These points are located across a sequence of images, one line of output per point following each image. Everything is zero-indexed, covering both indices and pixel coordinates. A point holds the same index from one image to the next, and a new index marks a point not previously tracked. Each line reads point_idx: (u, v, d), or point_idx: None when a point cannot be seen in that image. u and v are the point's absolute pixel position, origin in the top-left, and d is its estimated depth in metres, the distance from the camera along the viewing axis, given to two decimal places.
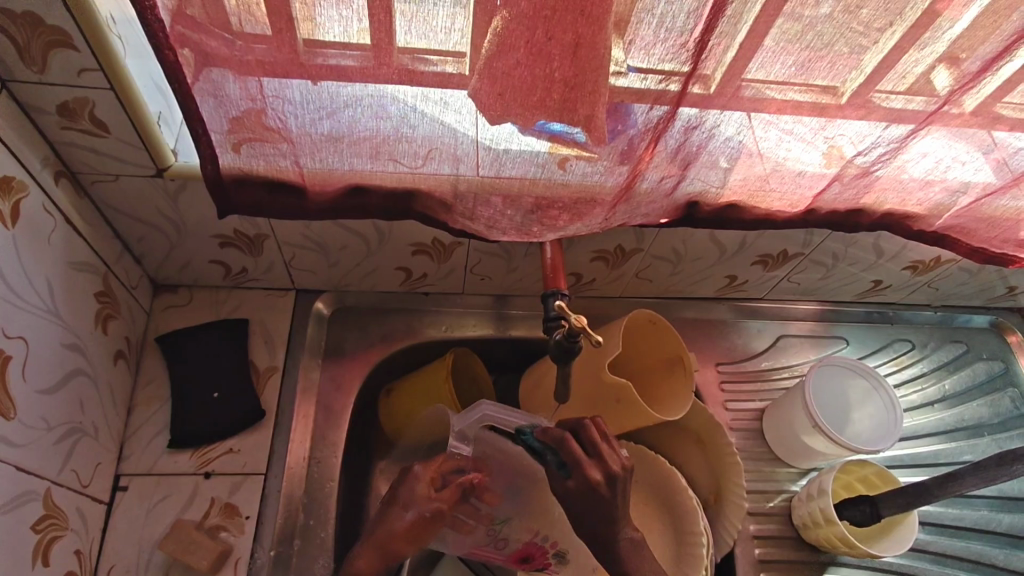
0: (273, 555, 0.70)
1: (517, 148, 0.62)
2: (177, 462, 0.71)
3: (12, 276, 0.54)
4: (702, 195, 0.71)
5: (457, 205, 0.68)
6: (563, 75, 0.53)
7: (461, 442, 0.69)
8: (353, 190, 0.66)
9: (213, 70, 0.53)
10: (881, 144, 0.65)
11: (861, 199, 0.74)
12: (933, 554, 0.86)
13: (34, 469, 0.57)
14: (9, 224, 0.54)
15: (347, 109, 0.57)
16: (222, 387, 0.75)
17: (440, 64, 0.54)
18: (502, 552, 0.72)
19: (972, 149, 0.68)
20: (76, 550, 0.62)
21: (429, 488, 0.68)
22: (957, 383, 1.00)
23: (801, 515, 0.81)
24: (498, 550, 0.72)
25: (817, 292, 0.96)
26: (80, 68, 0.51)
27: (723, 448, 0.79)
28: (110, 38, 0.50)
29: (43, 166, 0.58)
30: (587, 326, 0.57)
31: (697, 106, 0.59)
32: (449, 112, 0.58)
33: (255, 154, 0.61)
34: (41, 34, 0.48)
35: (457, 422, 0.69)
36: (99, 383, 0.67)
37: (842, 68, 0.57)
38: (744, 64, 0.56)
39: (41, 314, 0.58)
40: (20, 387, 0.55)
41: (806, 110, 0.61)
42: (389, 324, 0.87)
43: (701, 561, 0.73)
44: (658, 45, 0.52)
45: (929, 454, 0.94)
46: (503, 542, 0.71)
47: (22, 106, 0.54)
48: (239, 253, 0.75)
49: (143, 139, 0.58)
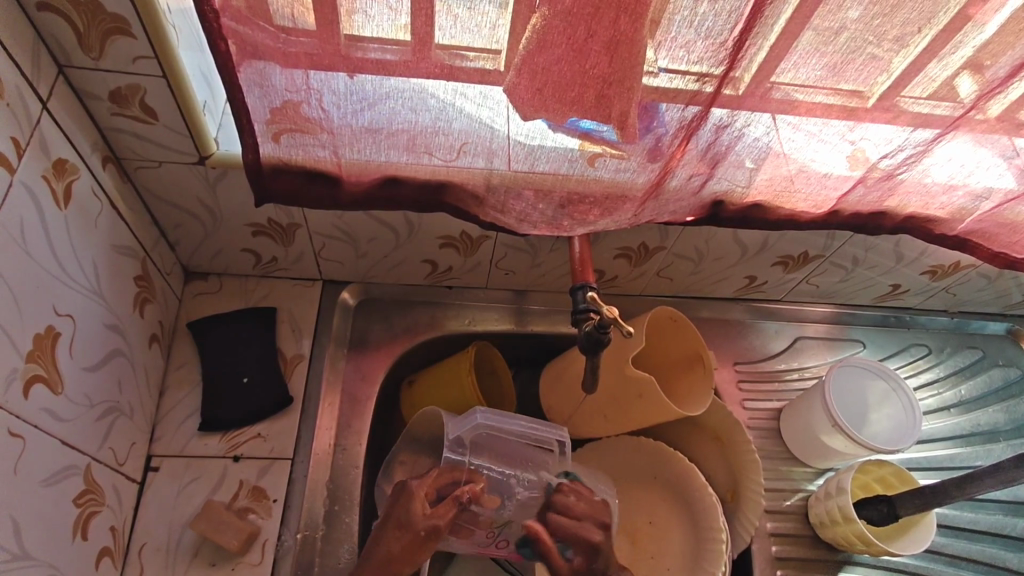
0: (300, 538, 0.71)
1: (550, 145, 0.63)
2: (206, 445, 0.73)
3: (63, 256, 0.56)
4: (728, 194, 0.72)
5: (489, 198, 0.69)
6: (601, 72, 0.54)
7: (457, 449, 0.70)
8: (387, 181, 0.67)
9: (262, 61, 0.55)
10: (906, 148, 0.66)
11: (884, 202, 0.75)
12: (947, 557, 0.87)
13: (77, 445, 0.58)
14: (62, 205, 0.55)
15: (387, 102, 0.59)
16: (251, 372, 0.77)
17: (478, 60, 0.55)
18: (506, 550, 0.71)
19: (995, 155, 0.69)
20: (111, 526, 0.64)
21: (424, 505, 0.66)
22: (973, 388, 1.01)
23: (819, 514, 0.82)
24: (500, 547, 0.70)
25: (835, 295, 0.97)
26: (135, 56, 0.53)
27: (742, 446, 0.80)
28: (166, 27, 0.52)
29: (92, 151, 0.59)
30: (618, 316, 0.59)
31: (728, 107, 0.60)
32: (485, 107, 0.59)
33: (294, 144, 0.63)
34: (100, 22, 0.50)
35: (452, 428, 0.70)
36: (136, 365, 0.68)
37: (871, 72, 0.58)
38: (775, 65, 0.57)
39: (87, 295, 0.59)
40: (68, 363, 0.57)
41: (834, 113, 0.62)
42: (413, 317, 0.88)
43: (720, 556, 0.74)
44: (697, 44, 0.54)
45: (944, 457, 0.95)
46: (504, 542, 0.70)
47: (76, 92, 0.56)
48: (271, 243, 0.77)
49: (189, 127, 0.60)
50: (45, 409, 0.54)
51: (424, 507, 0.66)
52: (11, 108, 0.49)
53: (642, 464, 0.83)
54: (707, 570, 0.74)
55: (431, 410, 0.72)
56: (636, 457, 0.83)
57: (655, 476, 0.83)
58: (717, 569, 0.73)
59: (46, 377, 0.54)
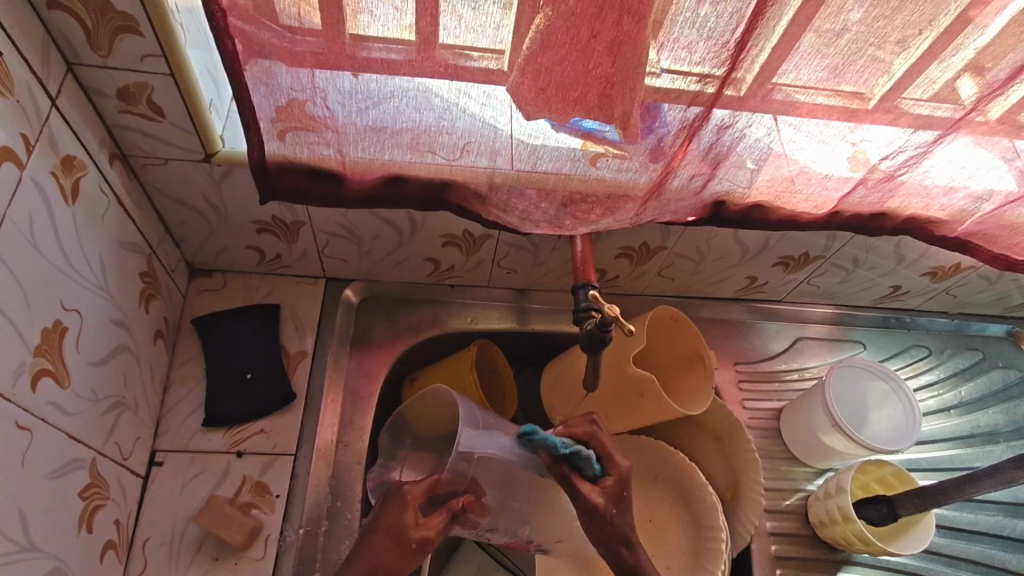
0: (302, 533, 0.72)
1: (553, 144, 0.64)
2: (210, 441, 0.74)
3: (71, 251, 0.56)
4: (729, 195, 0.73)
5: (492, 197, 0.70)
6: (604, 72, 0.55)
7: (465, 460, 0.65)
8: (390, 180, 0.68)
9: (269, 60, 0.56)
10: (907, 149, 0.67)
11: (885, 203, 0.76)
12: (946, 557, 0.87)
13: (83, 439, 0.59)
14: (70, 201, 0.56)
15: (391, 101, 0.59)
16: (255, 369, 0.77)
17: (482, 60, 0.56)
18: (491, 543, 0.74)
19: (995, 157, 0.69)
20: (116, 520, 0.64)
21: (417, 513, 0.63)
22: (973, 390, 1.01)
23: (818, 514, 0.83)
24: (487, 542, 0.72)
25: (835, 296, 0.98)
26: (143, 54, 0.54)
27: (743, 446, 0.80)
28: (174, 25, 0.52)
29: (100, 148, 0.60)
30: (620, 315, 0.59)
31: (730, 108, 0.61)
32: (489, 106, 0.60)
33: (299, 142, 0.63)
34: (109, 20, 0.51)
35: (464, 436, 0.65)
36: (141, 361, 0.69)
37: (873, 73, 0.58)
38: (777, 67, 0.57)
39: (94, 290, 0.60)
40: (74, 358, 0.57)
41: (835, 114, 0.63)
42: (415, 315, 0.89)
43: (720, 555, 0.74)
44: (700, 45, 0.54)
45: (943, 458, 0.95)
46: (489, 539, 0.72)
47: (84, 90, 0.57)
48: (275, 241, 0.78)
49: (195, 125, 0.60)
50: (52, 403, 0.55)
51: (417, 515, 0.63)
52: (21, 106, 0.50)
53: (642, 464, 0.84)
54: (707, 569, 0.75)
55: (441, 388, 0.70)
56: (636, 456, 0.84)
57: (656, 475, 0.83)
58: (717, 568, 0.74)
59: (54, 370, 0.55)
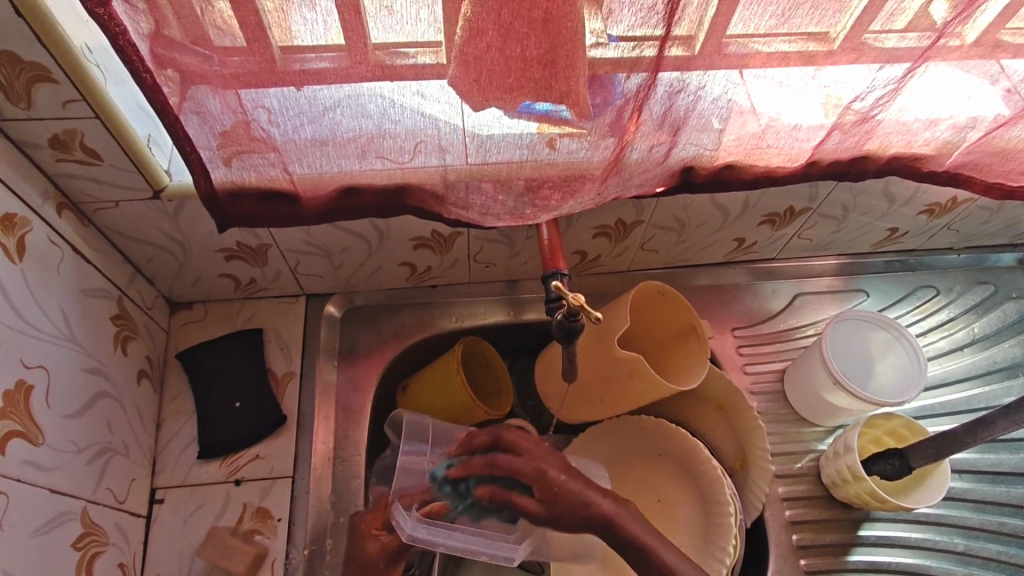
0: (307, 554, 0.72)
1: (501, 132, 0.61)
2: (207, 472, 0.74)
3: (25, 308, 0.56)
4: (696, 159, 0.70)
5: (449, 195, 0.68)
6: (537, 54, 0.52)
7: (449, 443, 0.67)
8: (345, 191, 0.66)
9: (194, 88, 0.54)
10: (878, 87, 0.63)
11: (863, 146, 0.72)
12: (972, 502, 0.84)
13: (68, 490, 0.59)
14: (16, 259, 0.56)
15: (328, 113, 0.58)
16: (242, 396, 0.77)
17: (417, 56, 0.53)
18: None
19: (977, 80, 0.65)
20: (120, 563, 0.65)
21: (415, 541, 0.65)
22: (987, 326, 0.97)
23: (830, 474, 0.81)
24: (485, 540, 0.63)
25: (832, 246, 0.94)
26: (65, 100, 0.53)
27: (745, 415, 0.78)
28: (86, 66, 0.51)
29: (44, 201, 0.60)
30: (585, 303, 0.57)
31: (678, 69, 0.58)
32: (428, 102, 0.58)
33: (245, 166, 0.62)
34: (22, 71, 0.50)
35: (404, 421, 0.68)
36: (125, 404, 0.69)
37: (827, 12, 0.54)
38: (726, 21, 0.54)
39: (58, 344, 0.60)
40: (45, 415, 0.58)
41: (794, 60, 0.59)
42: (400, 321, 0.87)
43: (729, 530, 0.73)
44: (629, 12, 0.51)
45: (961, 401, 0.92)
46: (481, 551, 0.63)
47: (16, 143, 0.56)
48: (246, 266, 0.77)
49: (134, 163, 0.59)
50: (26, 462, 0.55)
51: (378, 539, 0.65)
52: None
53: (645, 444, 0.82)
54: (719, 545, 0.73)
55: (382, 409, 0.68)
56: (637, 437, 0.82)
57: (660, 454, 0.82)
58: (729, 543, 0.72)
59: (24, 431, 0.55)
